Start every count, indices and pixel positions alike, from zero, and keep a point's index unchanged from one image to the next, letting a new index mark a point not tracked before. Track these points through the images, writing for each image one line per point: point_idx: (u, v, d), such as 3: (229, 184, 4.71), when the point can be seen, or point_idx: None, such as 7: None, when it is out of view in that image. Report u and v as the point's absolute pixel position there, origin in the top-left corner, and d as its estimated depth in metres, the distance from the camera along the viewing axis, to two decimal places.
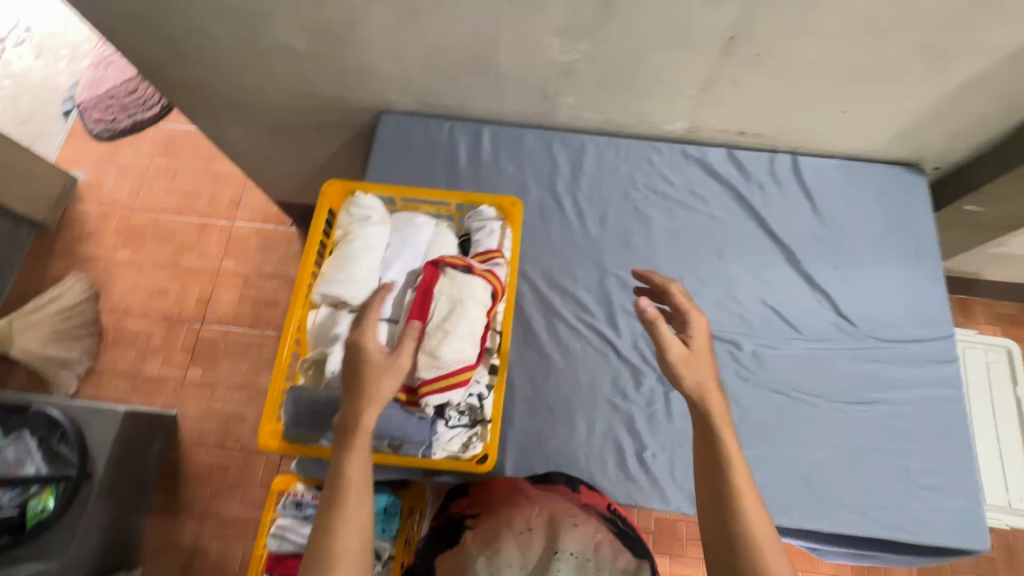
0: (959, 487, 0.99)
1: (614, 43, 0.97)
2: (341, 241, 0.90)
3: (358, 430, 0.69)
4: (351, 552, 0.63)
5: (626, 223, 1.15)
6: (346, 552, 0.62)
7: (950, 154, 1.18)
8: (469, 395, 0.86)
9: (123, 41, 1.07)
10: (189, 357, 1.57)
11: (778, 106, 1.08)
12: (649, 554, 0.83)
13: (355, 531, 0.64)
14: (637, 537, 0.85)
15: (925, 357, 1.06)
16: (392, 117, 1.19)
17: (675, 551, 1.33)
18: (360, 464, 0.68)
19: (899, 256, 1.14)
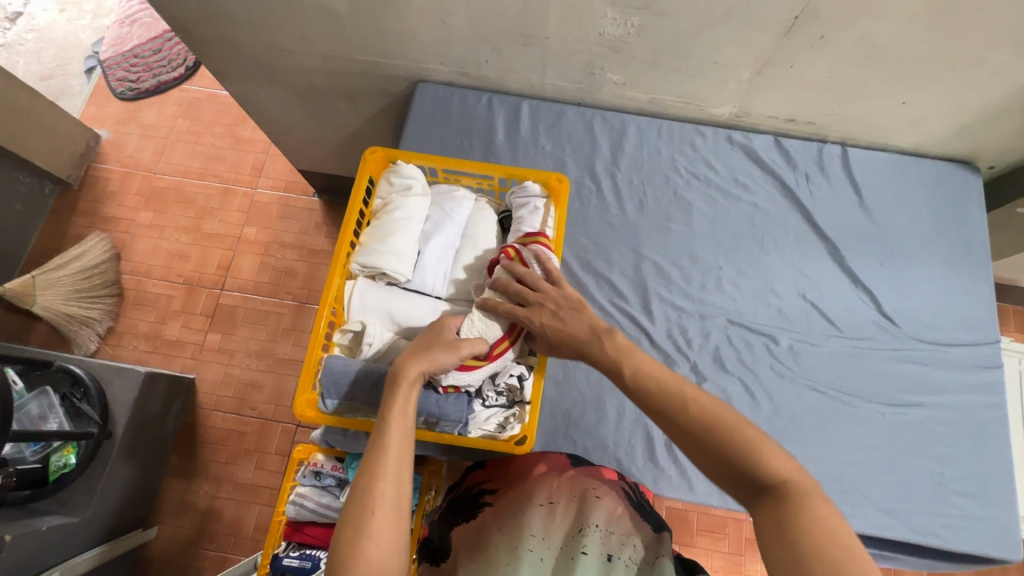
0: (997, 498, 0.89)
1: (669, 18, 0.88)
2: (381, 211, 0.79)
3: (406, 384, 0.62)
4: (386, 502, 0.56)
5: (665, 206, 1.06)
6: (382, 498, 0.56)
7: (1010, 153, 1.05)
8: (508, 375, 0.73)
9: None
10: (208, 323, 1.57)
11: (833, 93, 0.97)
12: (667, 525, 0.73)
13: (393, 480, 0.57)
14: (652, 508, 0.76)
15: (984, 361, 0.96)
16: (430, 87, 1.13)
17: (684, 540, 1.26)
18: (401, 419, 0.61)
19: (947, 256, 1.02)
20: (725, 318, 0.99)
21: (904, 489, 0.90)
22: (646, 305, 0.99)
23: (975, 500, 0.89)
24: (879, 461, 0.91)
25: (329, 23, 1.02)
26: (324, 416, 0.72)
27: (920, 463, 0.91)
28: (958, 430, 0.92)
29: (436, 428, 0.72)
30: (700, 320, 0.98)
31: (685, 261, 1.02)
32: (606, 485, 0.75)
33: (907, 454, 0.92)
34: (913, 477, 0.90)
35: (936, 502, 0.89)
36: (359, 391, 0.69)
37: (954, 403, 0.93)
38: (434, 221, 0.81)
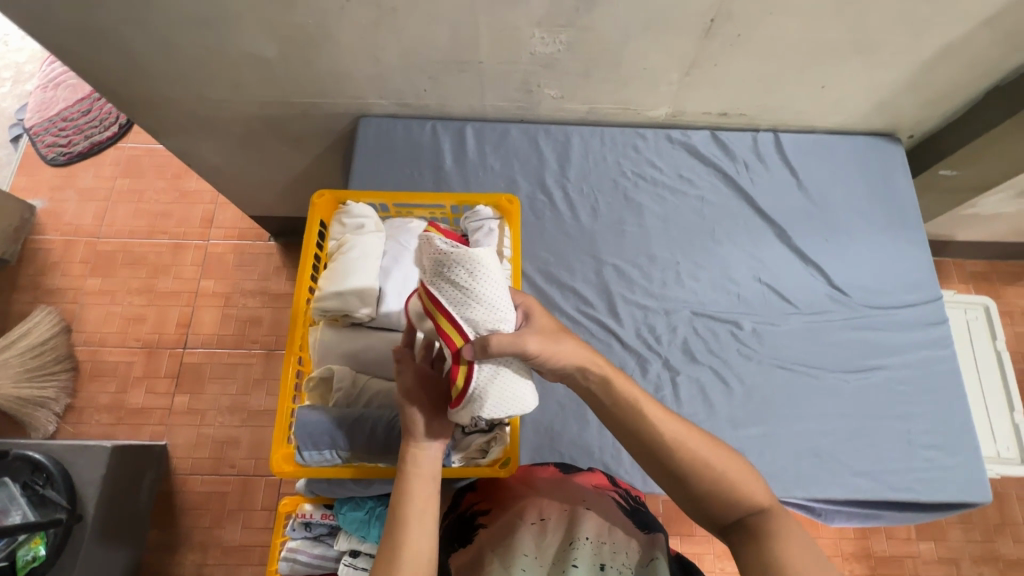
0: (961, 445, 0.94)
1: (595, 31, 0.91)
2: (336, 254, 0.79)
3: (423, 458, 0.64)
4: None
5: (618, 210, 1.08)
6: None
7: (924, 121, 1.12)
8: None
9: (74, 61, 0.99)
10: (174, 385, 1.51)
11: (759, 85, 1.02)
12: (663, 529, 0.74)
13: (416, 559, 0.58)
14: (648, 514, 0.77)
15: (930, 318, 1.01)
16: (373, 121, 1.13)
17: (684, 531, 1.28)
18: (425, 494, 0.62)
19: (883, 223, 1.08)
20: (689, 310, 1.01)
21: (877, 451, 0.94)
22: (612, 309, 1.01)
23: (942, 451, 0.94)
24: (851, 428, 0.95)
25: (263, 69, 1.02)
26: (303, 468, 0.70)
27: (888, 424, 0.95)
28: (918, 387, 0.97)
29: None
30: (666, 316, 1.01)
31: (645, 260, 1.05)
32: (600, 500, 0.75)
33: (874, 417, 0.96)
34: (883, 437, 0.94)
35: (907, 459, 0.93)
36: (336, 439, 0.68)
37: (909, 361, 0.99)
38: (477, 271, 0.62)
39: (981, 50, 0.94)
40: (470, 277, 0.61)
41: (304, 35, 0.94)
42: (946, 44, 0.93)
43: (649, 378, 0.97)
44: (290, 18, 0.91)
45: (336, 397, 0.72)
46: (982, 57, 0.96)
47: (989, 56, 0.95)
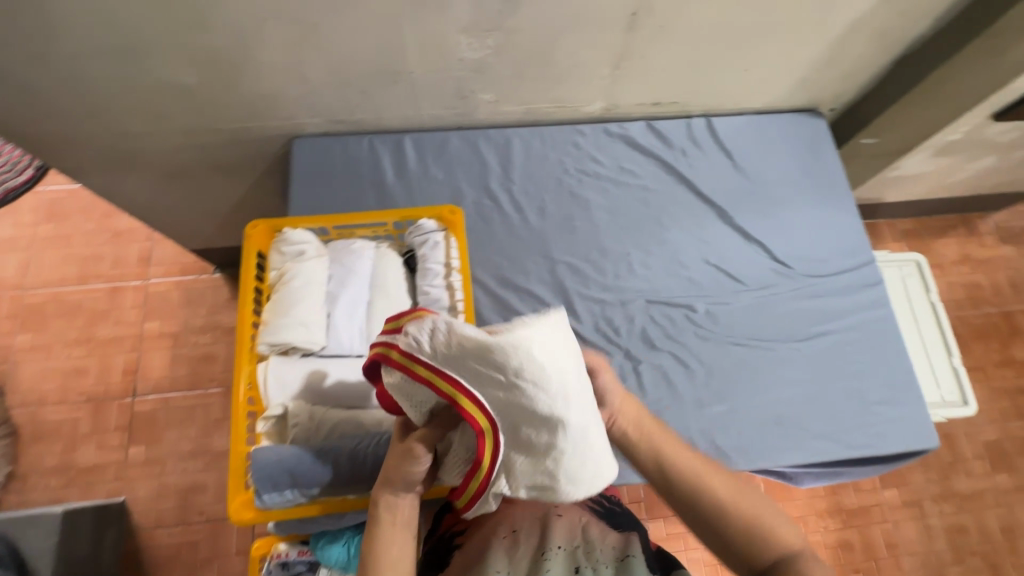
0: (906, 397, 1.00)
1: (522, 33, 0.91)
2: (277, 284, 0.76)
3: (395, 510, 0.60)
4: None
5: (565, 208, 1.09)
6: None
7: (843, 94, 1.18)
8: None
9: None
10: (127, 436, 1.42)
11: (687, 73, 1.05)
12: (639, 525, 0.75)
13: None
14: (624, 511, 0.78)
15: (866, 280, 1.07)
16: (307, 141, 1.10)
17: (667, 513, 1.30)
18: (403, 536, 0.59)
19: (815, 195, 1.13)
20: (644, 299, 1.03)
21: (833, 413, 0.98)
22: (570, 306, 1.02)
23: (890, 404, 0.99)
24: (807, 394, 0.99)
25: (182, 98, 0.97)
26: (265, 513, 0.67)
27: (840, 385, 1.00)
28: (863, 347, 1.02)
29: None
30: (623, 307, 1.02)
31: (597, 254, 1.06)
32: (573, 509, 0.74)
33: (827, 380, 1.00)
34: (837, 398, 0.99)
35: (861, 417, 0.98)
36: (294, 478, 0.65)
37: (853, 324, 1.04)
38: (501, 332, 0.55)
39: (886, 25, 0.99)
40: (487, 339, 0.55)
41: (221, 59, 0.90)
42: (857, 19, 0.97)
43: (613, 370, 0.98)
44: (204, 42, 0.86)
45: (292, 434, 0.69)
46: (886, 31, 1.01)
47: (892, 30, 1.00)
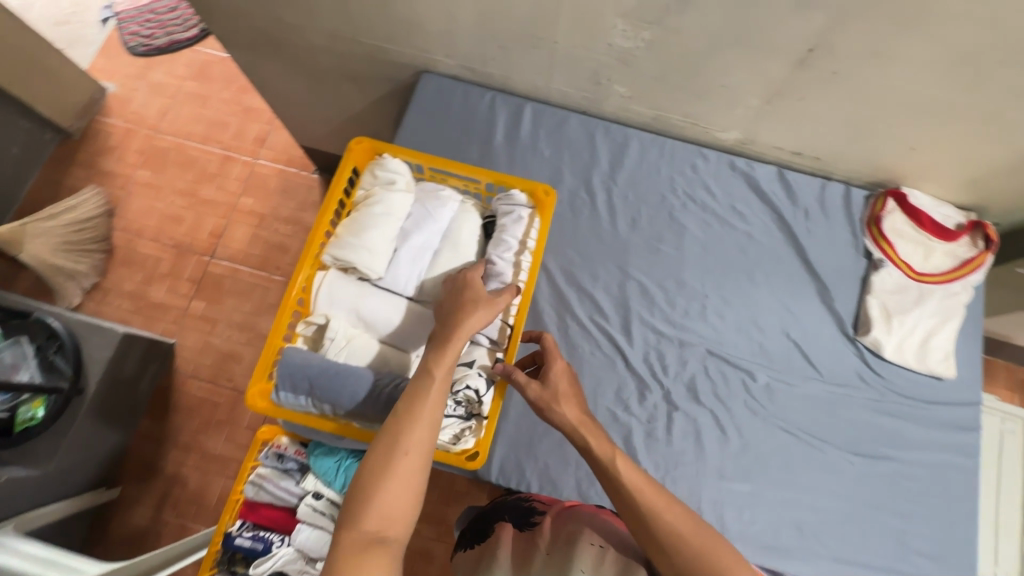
0: (956, 560, 0.88)
1: (682, 36, 0.85)
2: (360, 204, 0.78)
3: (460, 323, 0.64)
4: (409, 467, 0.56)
5: (658, 227, 1.03)
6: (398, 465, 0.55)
7: (1014, 211, 1.02)
8: (464, 386, 0.71)
9: None
10: (194, 290, 1.62)
11: (843, 131, 0.94)
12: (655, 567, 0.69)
13: (424, 426, 0.58)
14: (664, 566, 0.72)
15: (964, 423, 0.94)
16: (434, 79, 1.10)
17: None
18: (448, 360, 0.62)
19: (947, 309, 0.97)
20: (705, 348, 0.96)
21: (864, 542, 0.88)
22: (626, 326, 0.97)
23: (932, 560, 0.88)
24: (842, 510, 0.89)
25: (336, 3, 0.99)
26: (276, 408, 0.70)
27: (884, 519, 0.89)
28: (923, 490, 0.91)
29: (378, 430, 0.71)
30: (679, 348, 0.96)
31: (672, 285, 1.00)
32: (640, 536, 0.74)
33: (868, 506, 0.90)
34: (873, 527, 0.89)
35: (893, 560, 0.88)
36: (312, 389, 0.68)
37: (923, 460, 0.92)
38: (948, 355, 0.95)
39: None
40: (941, 337, 0.95)
41: None
42: None
43: (645, 406, 0.93)
44: None
45: (325, 346, 0.72)
46: None
47: None
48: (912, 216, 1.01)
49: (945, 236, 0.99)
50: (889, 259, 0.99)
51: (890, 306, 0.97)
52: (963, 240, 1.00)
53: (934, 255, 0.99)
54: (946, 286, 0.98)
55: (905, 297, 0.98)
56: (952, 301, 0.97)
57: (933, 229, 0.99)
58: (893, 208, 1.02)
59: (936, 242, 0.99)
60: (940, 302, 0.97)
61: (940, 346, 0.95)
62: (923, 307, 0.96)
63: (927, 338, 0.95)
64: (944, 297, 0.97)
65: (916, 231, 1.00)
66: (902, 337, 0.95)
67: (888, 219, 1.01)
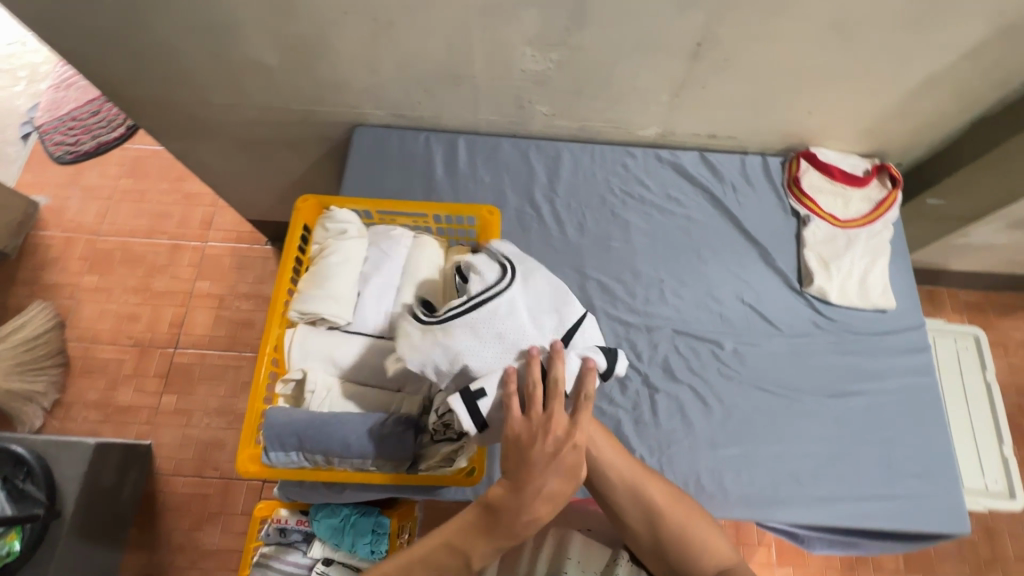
0: (940, 473, 0.94)
1: (586, 52, 0.93)
2: (318, 257, 0.80)
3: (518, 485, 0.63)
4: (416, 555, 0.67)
5: (605, 226, 1.09)
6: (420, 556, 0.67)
7: (910, 150, 1.14)
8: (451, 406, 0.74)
9: (93, 67, 1.02)
10: (163, 384, 1.57)
11: (747, 108, 1.04)
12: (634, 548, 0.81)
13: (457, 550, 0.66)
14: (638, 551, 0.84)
15: (915, 345, 1.01)
16: (368, 130, 1.15)
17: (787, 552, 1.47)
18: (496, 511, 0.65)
19: (873, 246, 1.06)
20: (671, 328, 1.02)
21: (855, 475, 0.93)
22: None
23: (919, 479, 0.93)
24: (829, 451, 0.94)
25: (261, 77, 1.04)
26: (269, 469, 0.71)
27: (867, 449, 0.95)
28: (894, 412, 0.97)
29: (384, 469, 0.73)
30: (648, 333, 1.01)
31: (629, 277, 1.05)
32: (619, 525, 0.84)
33: (854, 442, 0.95)
34: (861, 459, 0.94)
35: (885, 485, 0.93)
36: (301, 443, 0.69)
37: (889, 388, 0.98)
38: (886, 288, 1.03)
39: (958, 85, 0.97)
40: (876, 274, 1.04)
41: (304, 45, 0.96)
42: (926, 73, 0.95)
43: (628, 395, 0.97)
44: (291, 28, 0.93)
45: (307, 399, 0.73)
46: (959, 91, 0.98)
47: (965, 91, 0.98)
48: (825, 170, 1.11)
49: (852, 184, 1.10)
50: (815, 214, 1.08)
51: (824, 256, 1.05)
52: (873, 184, 1.10)
53: (851, 203, 1.09)
54: (870, 227, 1.07)
55: (839, 246, 1.06)
56: (879, 240, 1.06)
57: (843, 179, 1.10)
58: (807, 165, 1.12)
59: (848, 191, 1.10)
60: (867, 242, 1.06)
61: (878, 283, 1.03)
62: (853, 252, 1.05)
63: (865, 279, 1.03)
64: (869, 239, 1.06)
65: (831, 183, 1.11)
66: (842, 280, 1.03)
67: (807, 178, 1.11)
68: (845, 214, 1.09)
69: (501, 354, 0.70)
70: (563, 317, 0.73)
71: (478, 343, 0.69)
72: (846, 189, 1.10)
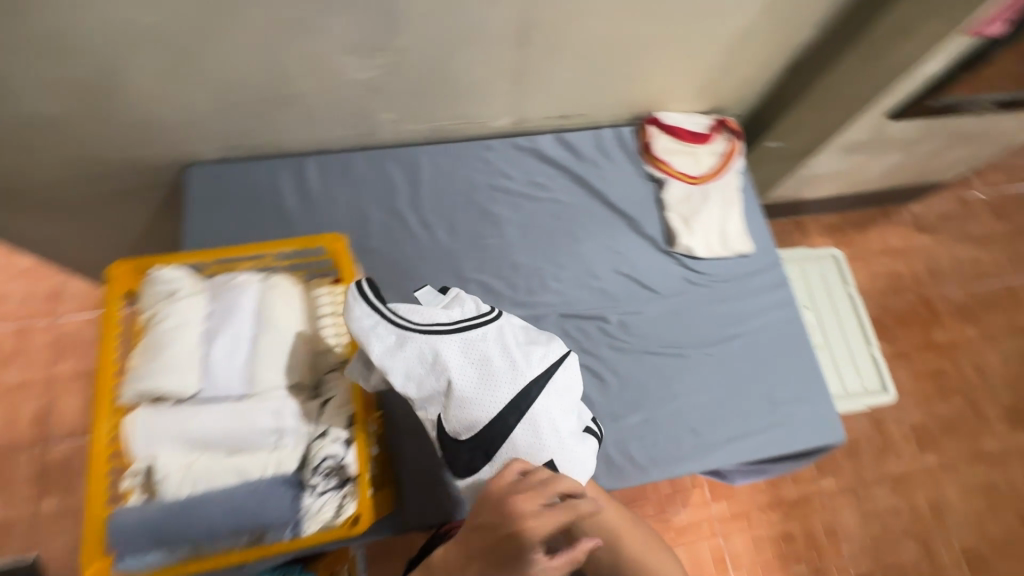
0: (814, 392, 1.02)
1: (411, 53, 0.89)
2: (147, 327, 0.72)
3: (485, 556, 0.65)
4: None
5: (476, 225, 1.07)
6: None
7: (743, 100, 1.21)
8: (325, 457, 0.69)
9: None
10: (37, 488, 1.37)
11: (587, 85, 1.05)
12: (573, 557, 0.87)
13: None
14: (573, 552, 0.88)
15: (775, 282, 1.10)
16: (203, 167, 1.05)
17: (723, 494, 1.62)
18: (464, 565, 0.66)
19: (725, 196, 1.12)
20: (557, 313, 1.02)
21: (744, 413, 1.00)
22: None
23: (799, 401, 1.01)
24: (719, 397, 1.00)
25: (53, 130, 0.90)
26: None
27: (752, 387, 1.01)
28: (768, 347, 1.04)
29: (263, 540, 0.67)
30: (536, 322, 1.01)
31: (509, 271, 1.05)
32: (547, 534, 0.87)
33: (739, 383, 1.02)
34: (747, 397, 1.01)
35: (771, 416, 1.00)
36: (157, 540, 0.63)
37: (760, 325, 1.06)
38: (743, 234, 1.10)
39: (767, 37, 1.03)
40: (732, 222, 1.11)
41: (92, 87, 0.84)
42: (737, 31, 1.00)
43: None
44: (68, 71, 0.81)
45: (160, 488, 0.65)
46: (770, 43, 1.05)
47: (775, 42, 1.05)
48: (672, 133, 1.16)
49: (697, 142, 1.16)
50: (670, 176, 1.13)
51: (684, 214, 1.10)
52: (717, 138, 1.17)
53: (700, 159, 1.15)
54: (720, 179, 1.13)
55: (697, 201, 1.12)
56: (730, 191, 1.13)
57: (689, 138, 1.16)
58: (656, 130, 1.16)
59: (696, 149, 1.16)
60: (719, 194, 1.12)
61: (736, 230, 1.10)
62: (709, 205, 1.11)
63: (723, 228, 1.10)
64: (722, 190, 1.13)
65: (680, 144, 1.16)
66: (704, 235, 1.09)
67: (658, 143, 1.15)
68: (697, 171, 1.14)
69: (482, 380, 0.75)
70: (550, 351, 0.81)
71: (465, 365, 0.75)
72: (693, 147, 1.16)
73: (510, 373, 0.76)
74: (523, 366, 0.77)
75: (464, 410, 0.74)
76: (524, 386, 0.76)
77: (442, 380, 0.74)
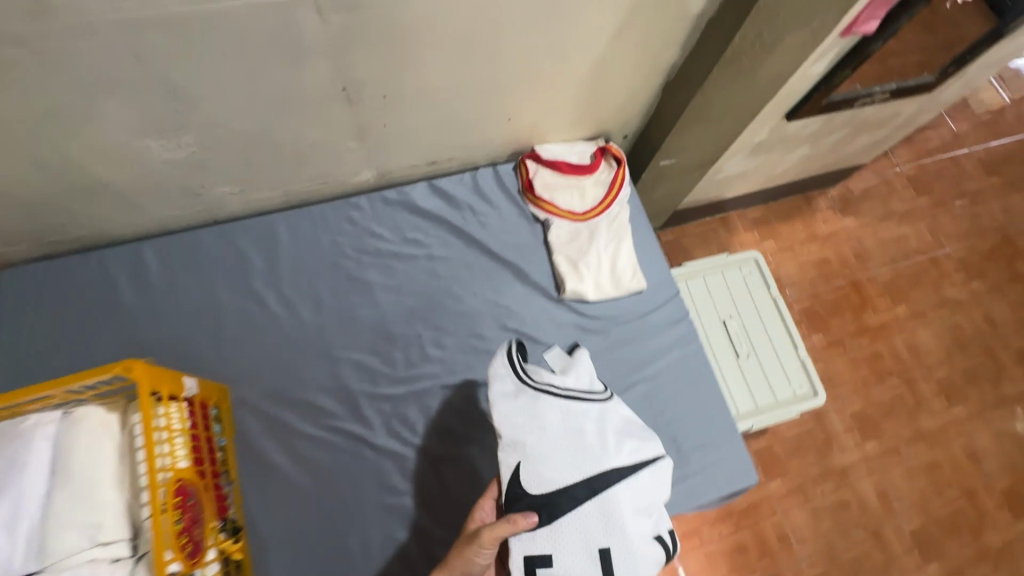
0: (724, 433, 0.97)
1: (222, 127, 0.78)
2: None
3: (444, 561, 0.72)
4: None
5: (344, 297, 0.97)
6: None
7: (627, 121, 1.14)
8: None
9: None
10: None
11: (445, 131, 0.96)
12: None
13: None
14: None
15: (675, 316, 1.03)
16: (22, 270, 0.92)
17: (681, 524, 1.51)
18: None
19: (615, 231, 1.05)
20: (439, 386, 0.93)
21: None
22: (358, 413, 0.90)
23: (707, 447, 0.95)
24: None
25: None
26: None
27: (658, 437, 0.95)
28: (673, 390, 0.98)
29: None
30: (417, 399, 0.92)
31: (384, 344, 0.95)
32: None
33: None
34: None
35: (681, 466, 0.94)
36: None
37: (662, 367, 0.99)
38: (636, 270, 1.03)
39: (634, 62, 0.95)
40: (624, 259, 1.04)
41: None
42: (595, 61, 0.92)
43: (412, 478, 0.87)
44: None
45: None
46: (637, 67, 0.97)
47: (643, 64, 0.97)
48: (553, 166, 1.07)
49: (582, 174, 1.08)
50: (553, 215, 1.05)
51: (572, 255, 1.03)
52: (602, 167, 1.10)
53: (586, 192, 1.07)
54: (607, 213, 1.06)
55: (585, 240, 1.04)
56: (618, 224, 1.06)
57: (572, 171, 1.07)
58: (535, 166, 1.07)
59: (580, 181, 1.08)
60: (607, 230, 1.05)
61: (628, 266, 1.03)
62: (598, 243, 1.04)
63: (615, 267, 1.03)
64: (610, 224, 1.06)
65: (563, 178, 1.08)
66: (594, 276, 1.02)
67: (540, 179, 1.07)
68: (583, 206, 1.06)
69: (569, 450, 0.77)
70: (643, 447, 0.80)
71: (560, 426, 0.79)
72: (578, 180, 1.08)
73: (598, 455, 0.77)
74: (604, 453, 0.78)
75: (537, 466, 0.76)
76: (602, 471, 0.76)
77: (534, 433, 0.77)
